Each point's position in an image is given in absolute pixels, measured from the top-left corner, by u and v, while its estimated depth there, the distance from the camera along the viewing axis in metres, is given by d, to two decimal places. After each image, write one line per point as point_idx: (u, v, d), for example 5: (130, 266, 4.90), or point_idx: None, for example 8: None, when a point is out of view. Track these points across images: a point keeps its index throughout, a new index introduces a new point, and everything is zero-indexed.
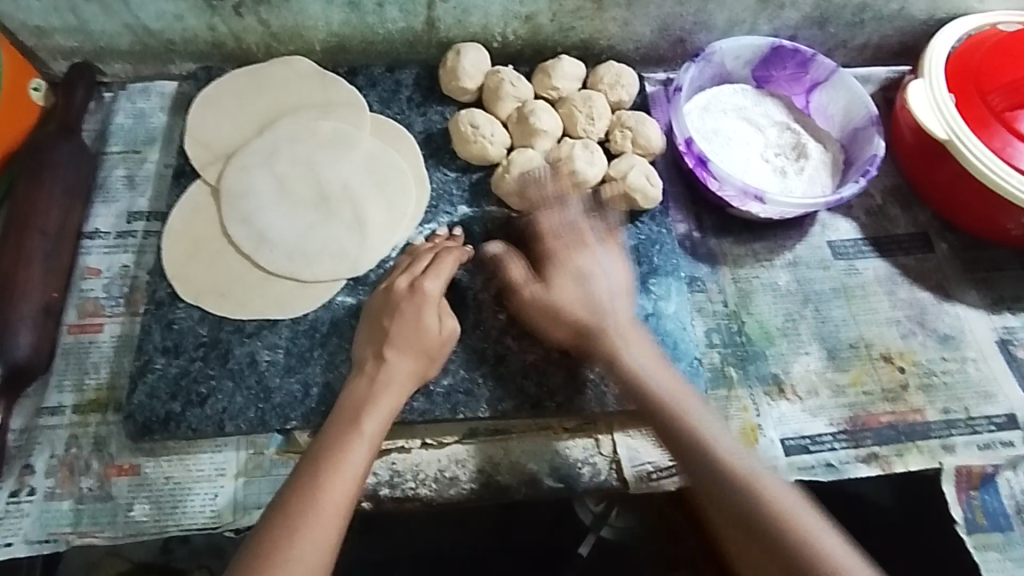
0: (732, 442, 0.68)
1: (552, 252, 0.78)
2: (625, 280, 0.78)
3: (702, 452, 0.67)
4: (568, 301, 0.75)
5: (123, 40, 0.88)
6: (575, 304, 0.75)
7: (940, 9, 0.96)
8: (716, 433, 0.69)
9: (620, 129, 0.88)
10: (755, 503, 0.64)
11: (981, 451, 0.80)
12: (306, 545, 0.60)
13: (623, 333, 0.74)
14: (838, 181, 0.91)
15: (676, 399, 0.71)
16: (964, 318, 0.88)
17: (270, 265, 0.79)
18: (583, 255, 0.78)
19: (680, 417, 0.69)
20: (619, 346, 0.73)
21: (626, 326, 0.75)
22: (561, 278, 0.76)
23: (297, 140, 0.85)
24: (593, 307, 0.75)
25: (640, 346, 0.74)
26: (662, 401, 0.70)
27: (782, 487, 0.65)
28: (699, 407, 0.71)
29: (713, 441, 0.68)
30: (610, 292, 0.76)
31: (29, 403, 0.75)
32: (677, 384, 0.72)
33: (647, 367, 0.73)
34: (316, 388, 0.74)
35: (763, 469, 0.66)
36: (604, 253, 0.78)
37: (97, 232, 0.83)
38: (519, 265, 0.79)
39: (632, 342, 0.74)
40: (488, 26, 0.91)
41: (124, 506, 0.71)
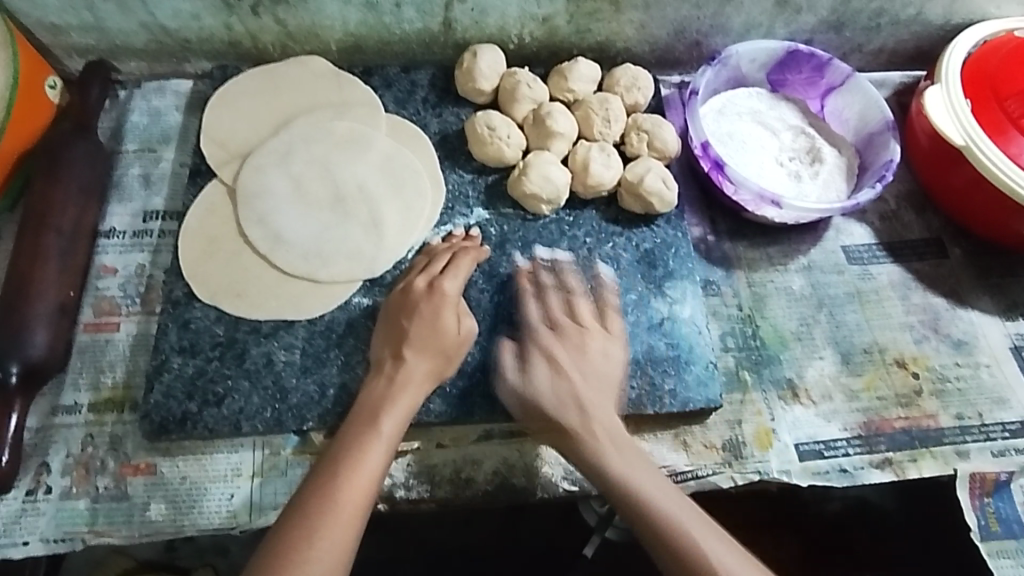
0: (660, 491, 0.66)
1: (538, 342, 0.75)
2: (616, 371, 0.75)
3: (642, 502, 0.65)
4: (538, 391, 0.72)
5: (140, 38, 0.88)
6: (556, 392, 0.72)
7: (957, 13, 0.96)
8: (649, 482, 0.67)
9: (636, 132, 0.88)
10: (677, 540, 0.63)
11: (995, 457, 0.80)
12: (325, 545, 0.60)
13: (566, 375, 0.72)
14: (853, 185, 0.91)
15: (616, 445, 0.69)
16: (978, 323, 0.88)
17: (285, 265, 0.79)
18: (580, 340, 0.75)
19: (608, 461, 0.68)
20: (569, 388, 0.72)
21: (562, 360, 0.73)
22: (540, 364, 0.74)
23: (313, 140, 0.85)
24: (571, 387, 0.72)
25: (585, 378, 0.72)
26: (601, 449, 0.68)
27: (716, 539, 0.63)
28: (622, 451, 0.69)
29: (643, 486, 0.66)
30: (576, 346, 0.74)
31: (45, 401, 0.75)
32: (614, 428, 0.70)
33: (592, 406, 0.71)
34: (332, 389, 0.74)
35: (691, 518, 0.64)
36: (601, 348, 0.75)
37: (113, 230, 0.83)
38: (466, 320, 0.75)
39: (591, 395, 0.72)
40: (505, 28, 0.91)
41: (141, 505, 0.71)
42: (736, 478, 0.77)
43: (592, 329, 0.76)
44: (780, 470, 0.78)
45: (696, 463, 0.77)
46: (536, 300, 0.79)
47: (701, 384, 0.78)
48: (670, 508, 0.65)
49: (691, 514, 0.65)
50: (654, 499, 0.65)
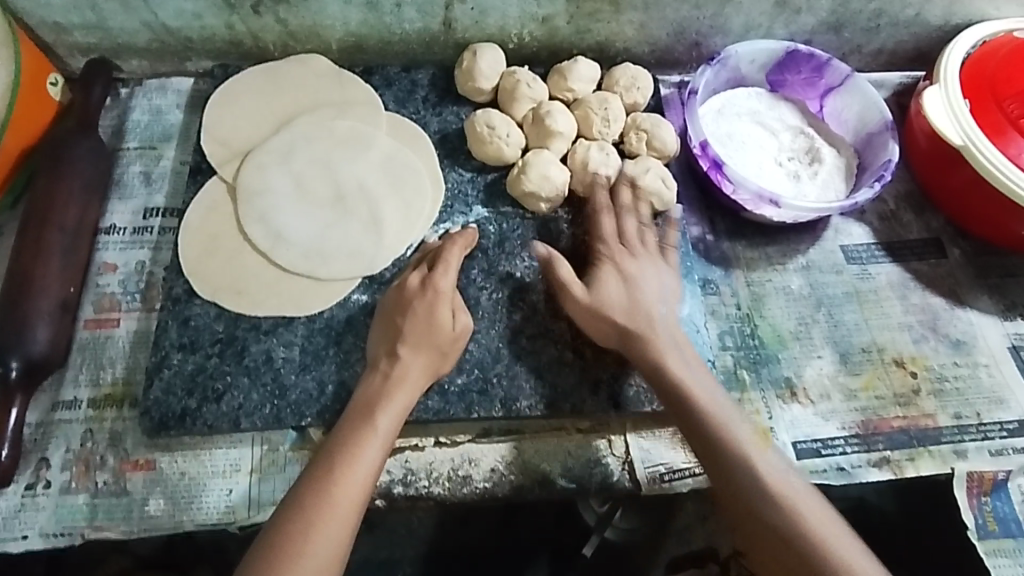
0: (771, 457, 0.67)
1: (609, 253, 0.79)
2: (665, 281, 0.79)
3: (732, 470, 0.66)
4: (611, 301, 0.75)
5: (142, 37, 0.88)
6: (625, 310, 0.74)
7: (956, 15, 0.96)
8: (776, 473, 0.65)
9: (635, 132, 0.88)
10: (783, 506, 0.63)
11: (993, 457, 0.81)
12: (321, 538, 0.60)
13: (664, 342, 0.73)
14: (852, 186, 0.91)
15: (721, 414, 0.69)
16: (976, 323, 0.88)
17: (286, 263, 0.79)
18: (642, 270, 0.78)
19: (718, 428, 0.68)
20: (669, 358, 0.72)
21: (672, 331, 0.75)
22: (612, 279, 0.76)
23: (313, 138, 0.85)
24: (645, 311, 0.75)
25: (682, 351, 0.73)
26: (709, 413, 0.69)
27: (813, 504, 0.64)
28: (731, 414, 0.70)
29: (749, 453, 0.66)
30: (670, 317, 0.76)
31: (45, 397, 0.75)
32: (722, 403, 0.71)
33: (700, 385, 0.71)
34: (331, 386, 0.74)
35: (804, 490, 0.65)
36: (653, 266, 0.79)
37: (114, 227, 0.84)
38: (567, 267, 0.77)
39: (689, 376, 0.72)
40: (505, 28, 0.91)
41: (140, 500, 0.71)
42: None
43: (657, 256, 0.80)
44: None
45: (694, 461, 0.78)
46: (614, 218, 0.81)
47: None
48: (776, 473, 0.65)
49: (797, 483, 0.65)
50: (778, 491, 0.64)
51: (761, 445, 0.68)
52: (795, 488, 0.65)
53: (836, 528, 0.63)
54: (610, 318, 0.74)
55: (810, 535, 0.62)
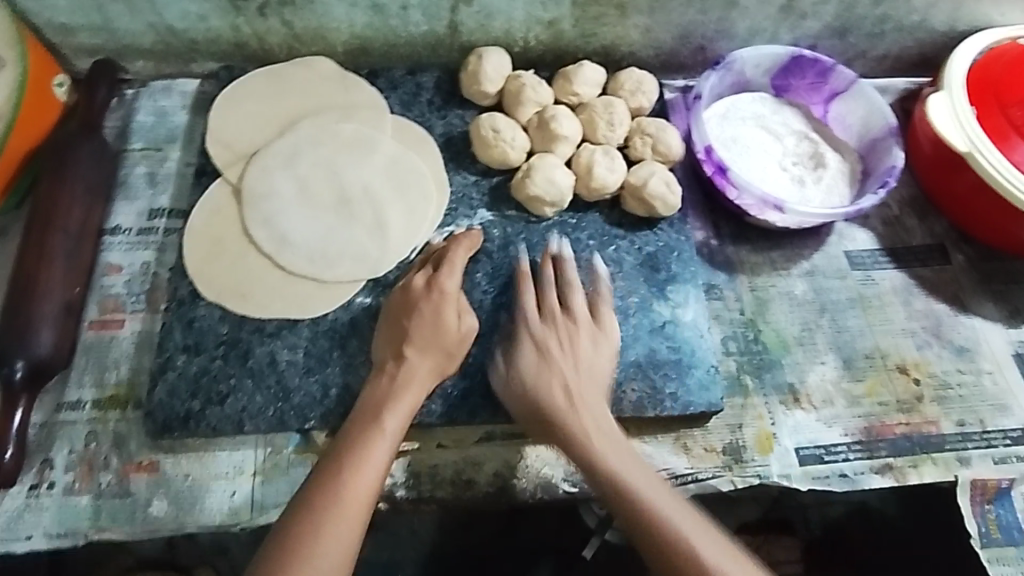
0: (675, 506, 0.65)
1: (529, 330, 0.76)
2: (597, 356, 0.75)
3: (643, 527, 0.64)
4: (524, 373, 0.73)
5: (147, 38, 0.88)
6: (545, 375, 0.73)
7: (961, 21, 0.96)
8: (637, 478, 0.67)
9: (640, 136, 0.88)
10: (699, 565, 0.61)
11: (997, 464, 0.81)
12: (331, 539, 0.60)
13: (577, 401, 0.71)
14: (856, 191, 0.91)
15: (628, 471, 0.67)
16: (980, 330, 0.88)
17: (290, 265, 0.79)
18: (552, 335, 0.75)
19: (625, 483, 0.67)
20: (574, 418, 0.71)
21: (581, 398, 0.72)
22: (527, 357, 0.74)
23: (318, 140, 0.85)
24: (559, 380, 0.72)
25: (592, 408, 0.71)
26: (618, 477, 0.67)
27: (719, 549, 0.63)
28: (630, 463, 0.68)
29: (648, 498, 0.65)
30: (586, 376, 0.73)
31: (49, 398, 0.75)
32: (626, 457, 0.69)
33: (602, 434, 0.70)
34: (335, 389, 0.74)
35: (703, 534, 0.63)
36: (590, 341, 0.75)
37: (119, 229, 0.84)
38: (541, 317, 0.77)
39: (595, 427, 0.70)
40: (510, 31, 0.91)
41: (144, 502, 0.71)
42: (737, 481, 0.77)
43: (585, 331, 0.76)
44: (781, 474, 0.78)
45: (697, 466, 0.78)
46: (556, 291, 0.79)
47: (702, 388, 0.78)
48: (683, 527, 0.64)
49: (708, 536, 0.63)
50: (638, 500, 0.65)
51: (669, 497, 0.66)
52: (704, 540, 0.63)
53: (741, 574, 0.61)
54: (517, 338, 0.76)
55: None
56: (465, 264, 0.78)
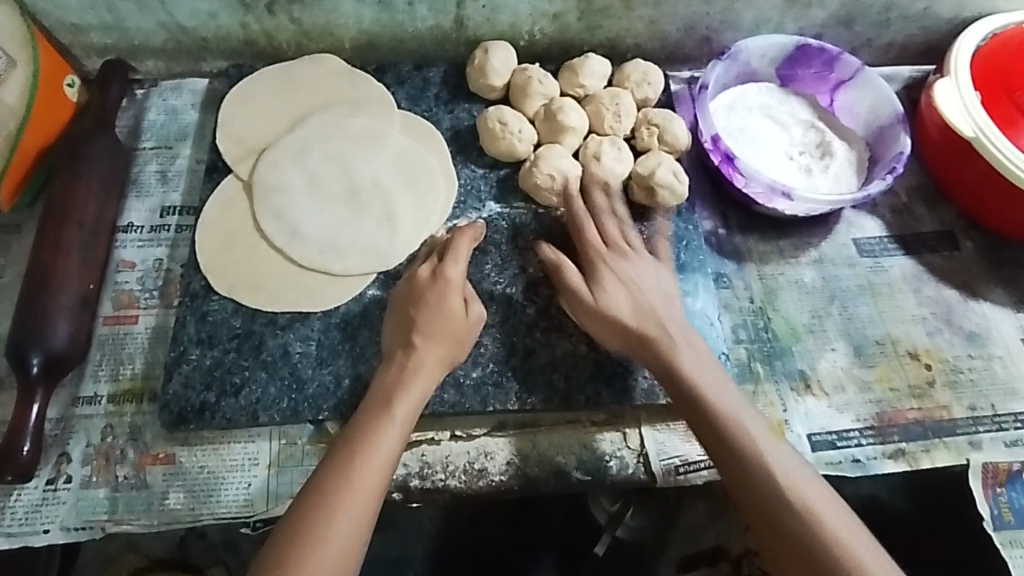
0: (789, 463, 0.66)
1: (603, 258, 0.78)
2: (665, 283, 0.78)
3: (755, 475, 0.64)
4: (616, 307, 0.74)
5: (158, 37, 0.89)
6: (637, 311, 0.74)
7: (966, 8, 0.96)
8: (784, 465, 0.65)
9: (647, 126, 0.88)
10: (796, 508, 0.62)
11: (1008, 448, 0.80)
12: (343, 523, 0.61)
13: (682, 352, 0.72)
14: (864, 179, 0.91)
15: (752, 424, 0.68)
16: (990, 316, 0.88)
17: (302, 259, 0.80)
18: (627, 264, 0.77)
19: (740, 439, 0.66)
20: (681, 358, 0.71)
21: (691, 337, 0.74)
22: (614, 287, 0.75)
23: (326, 136, 0.86)
24: (650, 315, 0.74)
25: (689, 345, 0.73)
26: (717, 414, 0.68)
27: (822, 495, 0.64)
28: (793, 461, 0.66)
29: (762, 451, 0.65)
30: (671, 316, 0.74)
31: (66, 392, 0.76)
32: (733, 399, 0.70)
33: (703, 370, 0.71)
34: (348, 380, 0.75)
35: (806, 476, 0.65)
36: (638, 264, 0.78)
37: (131, 226, 0.85)
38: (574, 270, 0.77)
39: (703, 376, 0.70)
40: (516, 25, 0.92)
41: (160, 494, 0.71)
42: None
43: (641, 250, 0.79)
44: None
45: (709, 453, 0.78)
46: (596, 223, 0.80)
47: None
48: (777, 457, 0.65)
49: (811, 481, 0.65)
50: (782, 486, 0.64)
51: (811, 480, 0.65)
52: (809, 494, 0.63)
53: (837, 513, 0.63)
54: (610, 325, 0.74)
55: (799, 510, 0.62)
56: (469, 253, 0.78)
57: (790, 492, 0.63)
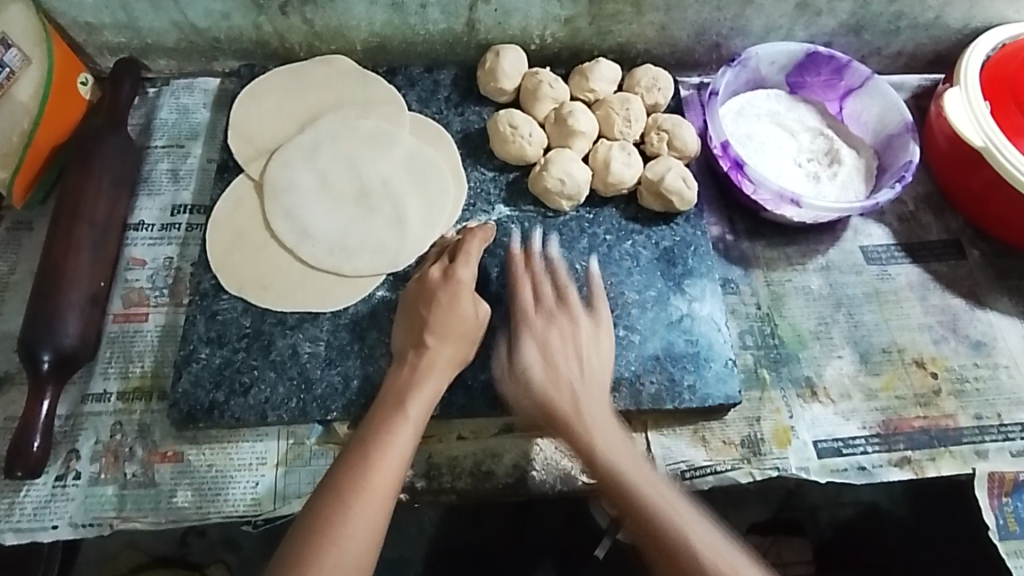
0: (694, 517, 0.65)
1: (526, 318, 0.76)
2: (603, 359, 0.74)
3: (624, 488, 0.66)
4: (531, 369, 0.73)
5: (171, 36, 0.90)
6: (549, 377, 0.72)
7: (975, 18, 0.96)
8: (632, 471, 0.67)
9: (656, 131, 0.89)
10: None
11: (1014, 458, 0.80)
12: (359, 522, 0.61)
13: (591, 416, 0.70)
14: (871, 187, 0.92)
15: (660, 496, 0.65)
16: (996, 325, 0.88)
17: (311, 259, 0.80)
18: (560, 332, 0.75)
19: (663, 523, 0.64)
20: (580, 427, 0.69)
21: (584, 399, 0.71)
22: (533, 344, 0.74)
23: (338, 136, 0.86)
24: (569, 389, 0.71)
25: (590, 374, 0.73)
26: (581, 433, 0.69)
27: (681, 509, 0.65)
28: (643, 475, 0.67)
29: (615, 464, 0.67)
30: (597, 379, 0.73)
31: (75, 388, 0.76)
32: (640, 466, 0.68)
33: (609, 443, 0.68)
34: (356, 380, 0.75)
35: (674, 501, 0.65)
36: (592, 336, 0.75)
37: (142, 224, 0.85)
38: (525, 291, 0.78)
39: (591, 407, 0.71)
40: (527, 29, 0.92)
41: (168, 492, 0.72)
42: (755, 474, 0.77)
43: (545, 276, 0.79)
44: (799, 467, 0.78)
45: (716, 458, 0.78)
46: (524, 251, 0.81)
47: (720, 381, 0.79)
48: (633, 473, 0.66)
49: (732, 550, 0.63)
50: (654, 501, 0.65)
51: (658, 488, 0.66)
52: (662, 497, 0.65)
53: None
54: (529, 391, 0.73)
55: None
56: (480, 254, 0.78)
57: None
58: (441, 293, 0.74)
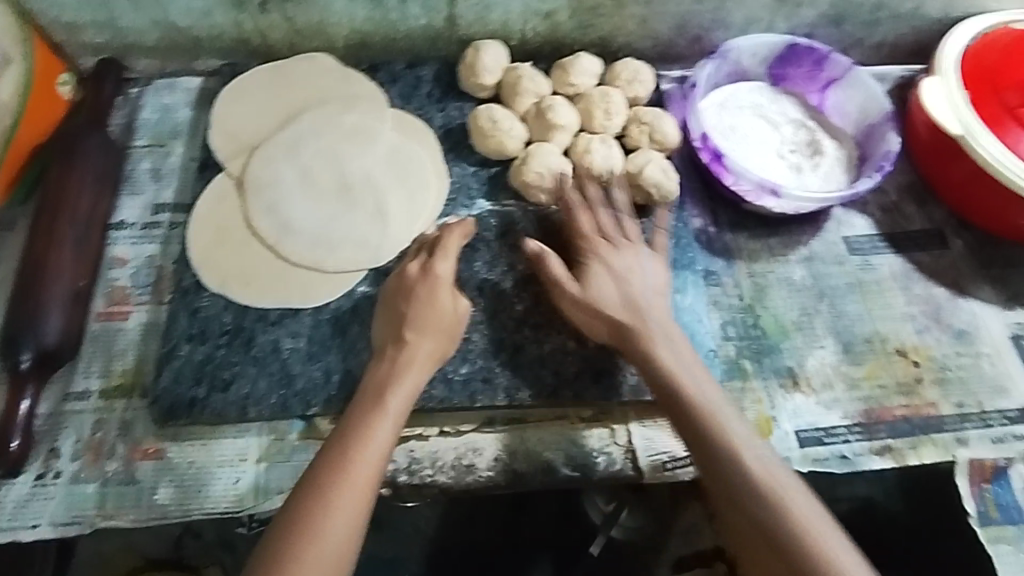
0: (790, 480, 0.65)
1: (594, 249, 0.79)
2: (664, 295, 0.78)
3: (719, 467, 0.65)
4: (606, 300, 0.75)
5: (152, 35, 0.90)
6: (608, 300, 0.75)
7: (955, 8, 0.96)
8: (736, 435, 0.67)
9: (637, 124, 0.89)
10: (759, 491, 0.64)
11: (994, 445, 0.81)
12: (338, 517, 0.61)
13: (660, 337, 0.73)
14: (854, 177, 0.92)
15: (737, 435, 0.67)
16: (978, 313, 0.89)
17: (293, 255, 0.80)
18: (618, 268, 0.77)
19: (751, 474, 0.65)
20: (658, 347, 0.73)
21: (666, 326, 0.75)
22: (604, 286, 0.76)
23: (319, 133, 0.86)
24: (631, 305, 0.75)
25: (669, 339, 0.73)
26: (705, 411, 0.68)
27: (789, 481, 0.65)
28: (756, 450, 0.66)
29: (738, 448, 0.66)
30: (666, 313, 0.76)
31: (56, 387, 0.76)
32: (725, 406, 0.70)
33: (700, 384, 0.71)
34: (337, 375, 0.75)
35: (777, 469, 0.65)
36: (637, 261, 0.78)
37: (124, 222, 0.85)
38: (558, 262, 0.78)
39: (688, 377, 0.71)
40: (508, 23, 0.92)
41: (149, 488, 0.72)
42: None
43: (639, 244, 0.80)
44: (781, 457, 0.78)
45: None
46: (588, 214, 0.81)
47: None
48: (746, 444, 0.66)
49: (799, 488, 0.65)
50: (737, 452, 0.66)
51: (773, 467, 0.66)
52: (783, 480, 0.64)
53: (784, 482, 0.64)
54: (598, 316, 0.75)
55: (766, 490, 0.64)
56: (459, 249, 0.78)
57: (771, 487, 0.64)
58: (418, 289, 0.74)
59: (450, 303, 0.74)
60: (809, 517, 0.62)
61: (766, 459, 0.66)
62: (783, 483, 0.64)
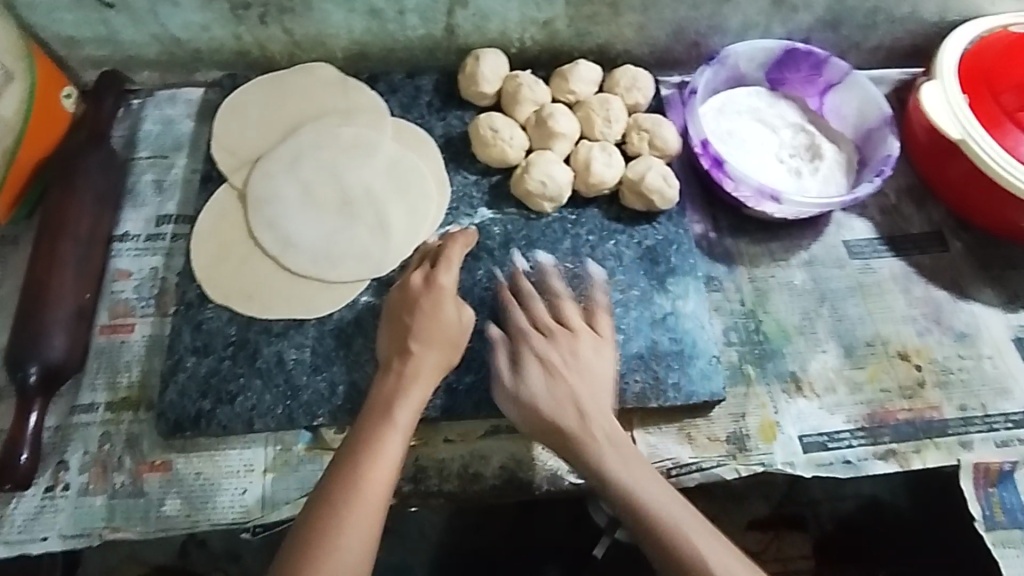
0: (659, 496, 0.66)
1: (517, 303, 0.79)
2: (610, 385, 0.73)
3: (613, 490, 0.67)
4: (521, 347, 0.74)
5: (152, 49, 0.90)
6: (553, 402, 0.70)
7: (951, 11, 0.97)
8: (627, 463, 0.68)
9: (637, 131, 0.89)
10: (654, 524, 0.65)
11: (999, 448, 0.81)
12: (352, 533, 0.61)
13: (591, 428, 0.70)
14: (852, 181, 0.92)
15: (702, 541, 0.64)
16: (980, 315, 0.89)
17: (296, 267, 0.81)
18: (571, 361, 0.73)
19: (644, 505, 0.66)
20: (569, 385, 0.71)
21: (604, 426, 0.70)
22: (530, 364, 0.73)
23: (320, 145, 0.87)
24: (571, 400, 0.70)
25: (580, 372, 0.72)
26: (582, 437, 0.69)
27: (669, 504, 0.66)
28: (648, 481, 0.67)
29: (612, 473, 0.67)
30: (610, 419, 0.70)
31: (63, 401, 0.77)
32: (678, 506, 0.66)
33: (649, 490, 0.66)
34: (342, 386, 0.76)
35: (657, 493, 0.66)
36: (592, 349, 0.74)
37: (128, 235, 0.86)
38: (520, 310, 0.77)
39: (592, 401, 0.71)
40: (506, 32, 0.93)
41: (157, 501, 0.72)
42: (741, 469, 0.78)
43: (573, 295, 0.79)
44: (785, 462, 0.79)
45: (701, 455, 0.78)
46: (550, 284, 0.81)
47: (704, 377, 0.79)
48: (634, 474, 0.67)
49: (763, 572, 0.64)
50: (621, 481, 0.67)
51: (663, 488, 0.67)
52: (657, 499, 0.66)
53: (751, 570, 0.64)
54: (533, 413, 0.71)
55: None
56: (462, 259, 0.78)
57: (669, 524, 0.65)
58: (421, 302, 0.74)
59: (454, 314, 0.75)
60: (684, 527, 0.65)
61: (640, 484, 0.67)
62: (659, 503, 0.66)
